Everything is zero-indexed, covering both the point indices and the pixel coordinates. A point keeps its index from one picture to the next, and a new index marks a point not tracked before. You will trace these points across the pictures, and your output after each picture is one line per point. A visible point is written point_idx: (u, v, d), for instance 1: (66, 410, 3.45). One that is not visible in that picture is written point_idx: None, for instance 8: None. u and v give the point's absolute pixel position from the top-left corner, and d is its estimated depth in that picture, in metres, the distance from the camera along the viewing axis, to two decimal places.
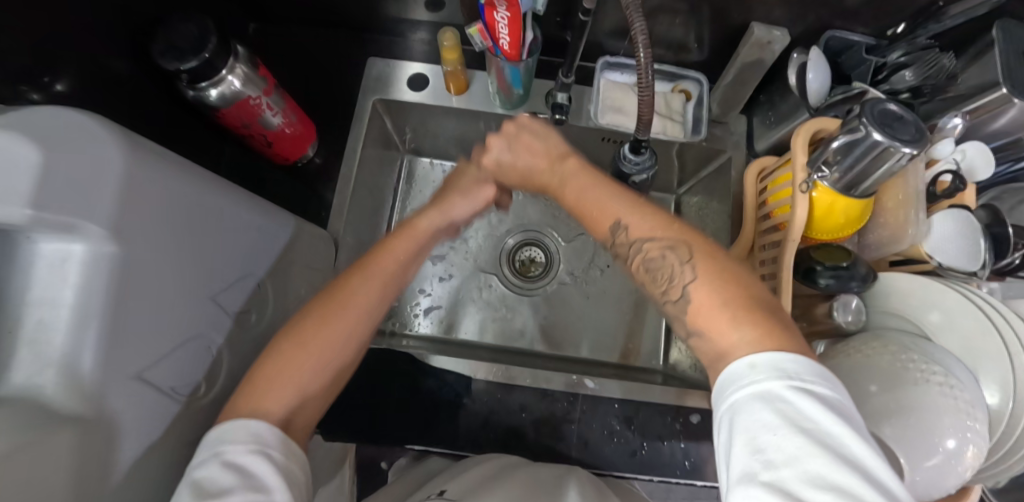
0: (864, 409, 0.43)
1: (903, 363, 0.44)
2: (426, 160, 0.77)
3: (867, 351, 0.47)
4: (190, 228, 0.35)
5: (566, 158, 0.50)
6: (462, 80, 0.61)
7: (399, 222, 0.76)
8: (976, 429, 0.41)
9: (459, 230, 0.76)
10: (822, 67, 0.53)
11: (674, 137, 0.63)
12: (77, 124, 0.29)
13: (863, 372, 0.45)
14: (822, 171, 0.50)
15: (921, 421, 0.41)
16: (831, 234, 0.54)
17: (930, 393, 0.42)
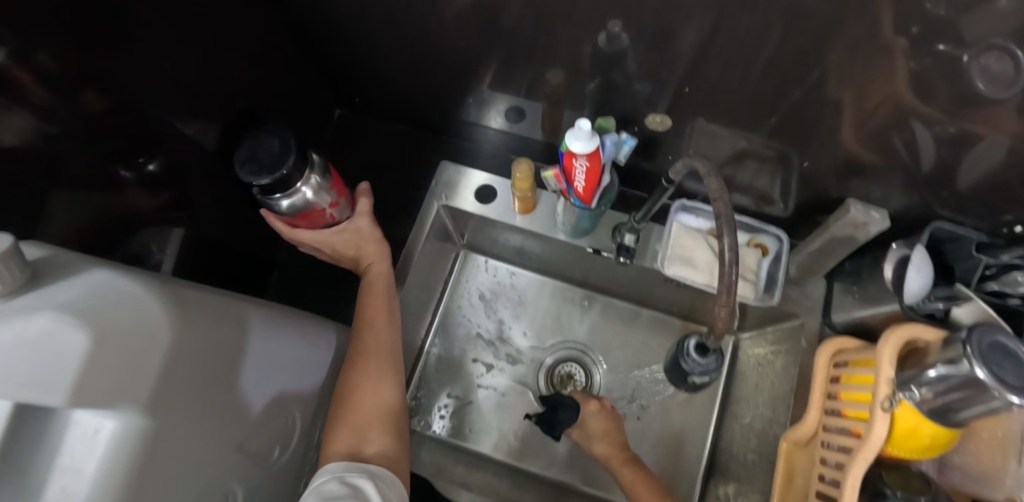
0: None
1: None
2: (482, 259, 0.77)
3: None
4: (221, 383, 0.35)
5: (631, 454, 0.57)
6: (529, 203, 0.60)
7: (443, 316, 0.75)
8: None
9: (499, 334, 0.75)
10: (926, 269, 0.48)
11: (742, 296, 0.59)
12: (129, 293, 0.30)
13: None
14: (910, 391, 0.44)
15: None
16: (909, 454, 0.47)
17: None
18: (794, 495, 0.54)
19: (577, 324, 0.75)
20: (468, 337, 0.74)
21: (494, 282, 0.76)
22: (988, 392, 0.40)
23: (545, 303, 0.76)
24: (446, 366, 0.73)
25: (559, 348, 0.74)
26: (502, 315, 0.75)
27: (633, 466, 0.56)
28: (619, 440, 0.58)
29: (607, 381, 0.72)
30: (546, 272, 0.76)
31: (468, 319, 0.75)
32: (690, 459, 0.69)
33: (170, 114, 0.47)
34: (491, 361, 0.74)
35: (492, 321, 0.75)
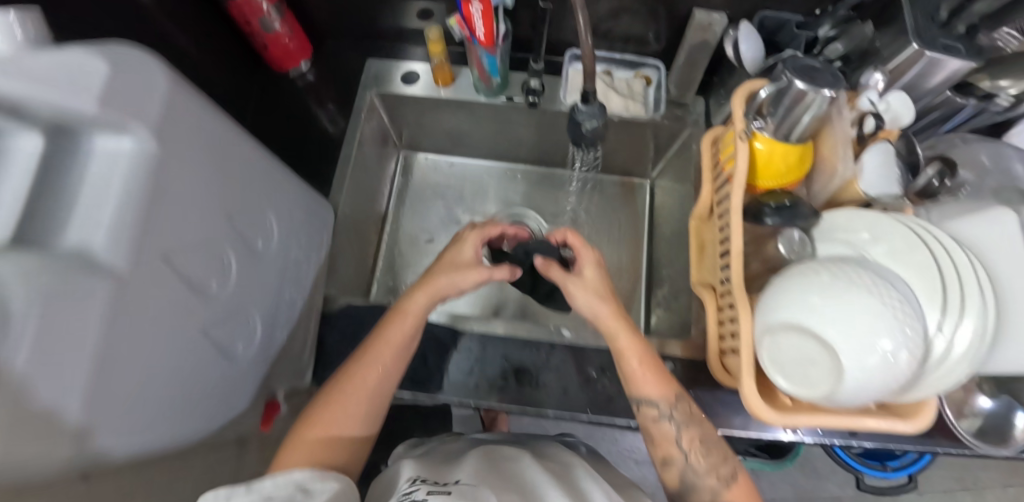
0: (815, 314, 0.48)
1: (856, 278, 0.48)
2: (421, 156, 0.87)
3: (819, 267, 0.51)
4: (212, 155, 0.42)
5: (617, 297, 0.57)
6: (446, 74, 0.71)
7: (396, 211, 0.85)
8: (911, 335, 0.46)
9: (449, 215, 0.85)
10: (753, 38, 0.61)
11: (636, 114, 0.71)
12: (126, 52, 0.36)
13: (806, 284, 0.49)
14: (759, 122, 0.58)
15: (855, 321, 0.46)
16: (776, 180, 0.59)
17: (868, 295, 0.47)
18: (709, 256, 0.65)
19: (516, 195, 0.87)
20: (423, 223, 0.84)
21: (439, 173, 0.87)
22: (808, 95, 0.53)
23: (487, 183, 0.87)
24: (406, 252, 0.83)
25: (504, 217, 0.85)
26: (450, 198, 0.86)
27: (603, 298, 0.56)
28: (601, 287, 0.57)
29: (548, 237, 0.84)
30: (481, 156, 0.87)
31: (419, 206, 0.85)
32: (626, 280, 0.82)
33: (104, 20, 0.52)
34: None
35: (443, 203, 0.86)
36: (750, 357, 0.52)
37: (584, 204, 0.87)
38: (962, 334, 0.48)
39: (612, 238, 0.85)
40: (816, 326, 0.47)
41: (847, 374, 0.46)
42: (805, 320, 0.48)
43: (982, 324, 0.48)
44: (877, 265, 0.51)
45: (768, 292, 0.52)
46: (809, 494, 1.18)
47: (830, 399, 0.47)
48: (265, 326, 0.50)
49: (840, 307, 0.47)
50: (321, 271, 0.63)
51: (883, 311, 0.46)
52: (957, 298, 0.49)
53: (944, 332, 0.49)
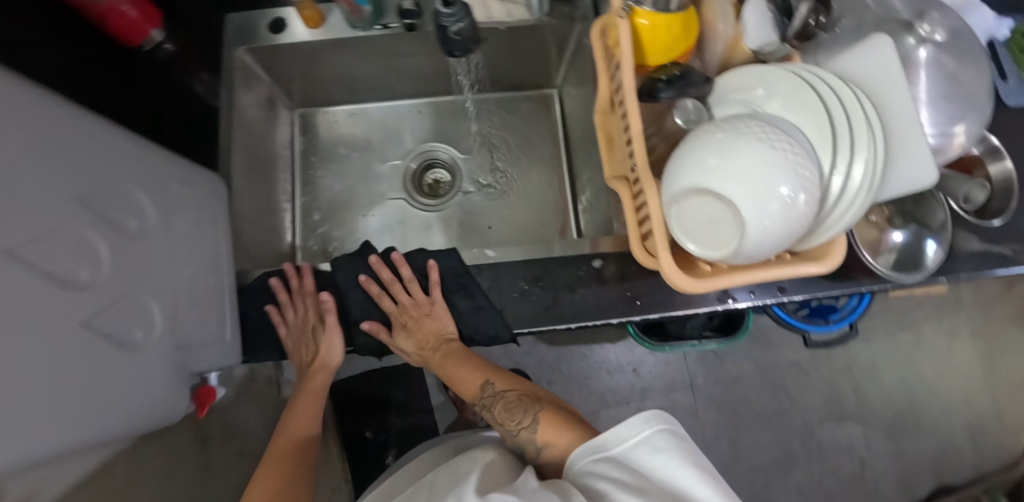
0: (718, 176, 0.47)
1: (756, 134, 0.47)
2: (320, 111, 0.83)
3: (723, 128, 0.49)
4: (44, 135, 0.37)
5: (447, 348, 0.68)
6: (316, 13, 0.66)
7: (304, 172, 0.81)
8: (804, 175, 0.46)
9: (361, 166, 0.83)
10: None
11: (519, 19, 0.68)
12: None
13: (708, 149, 0.48)
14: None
15: (757, 174, 0.46)
16: (666, 53, 0.57)
17: (767, 148, 0.46)
18: (615, 146, 0.64)
19: (422, 131, 0.84)
20: (333, 179, 0.82)
21: (339, 125, 0.83)
22: None
23: (394, 124, 0.84)
24: (324, 212, 0.80)
25: (419, 157, 0.84)
26: (358, 146, 0.83)
27: (419, 340, 0.67)
28: (417, 307, 0.67)
29: (467, 167, 0.83)
30: (381, 98, 0.83)
31: (327, 164, 0.82)
32: (550, 194, 0.82)
33: None
34: (374, 188, 0.82)
35: (354, 154, 0.83)
36: (664, 231, 0.52)
37: (495, 124, 0.85)
38: (855, 173, 0.49)
39: (529, 155, 0.84)
40: (715, 188, 0.47)
41: (751, 227, 0.46)
42: (711, 185, 0.47)
43: (874, 161, 0.49)
44: (774, 118, 0.50)
45: (669, 165, 0.52)
46: (769, 360, 1.27)
47: (743, 252, 0.48)
48: (163, 307, 0.48)
49: (733, 165, 0.47)
50: (225, 245, 0.60)
51: (774, 160, 0.46)
52: (843, 133, 0.49)
53: (840, 169, 0.49)
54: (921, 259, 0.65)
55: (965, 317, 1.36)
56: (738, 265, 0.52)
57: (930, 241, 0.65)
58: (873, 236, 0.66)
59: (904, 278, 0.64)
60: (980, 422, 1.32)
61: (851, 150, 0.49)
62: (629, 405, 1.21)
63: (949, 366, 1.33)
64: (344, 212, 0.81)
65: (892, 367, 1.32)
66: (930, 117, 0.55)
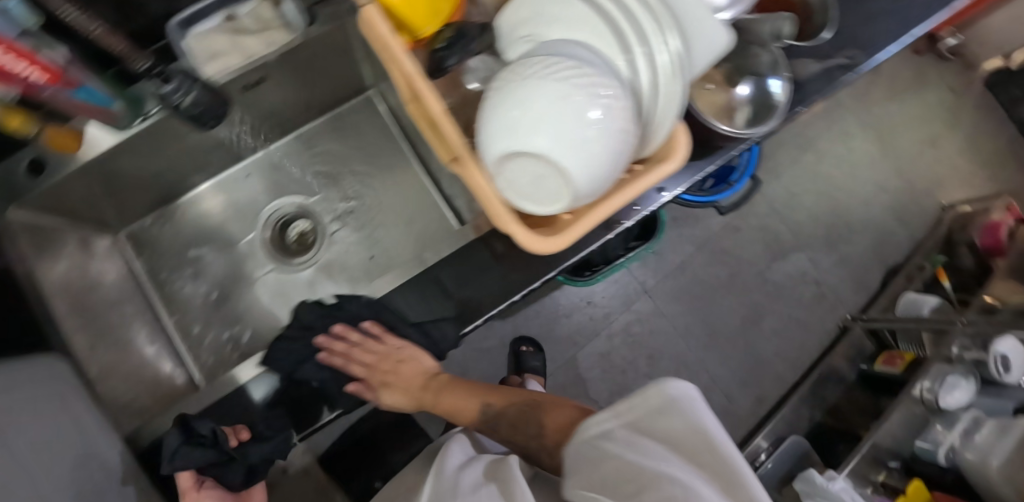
0: (521, 133, 0.40)
1: (538, 72, 0.40)
2: (144, 222, 0.74)
3: (507, 78, 0.42)
4: None
5: (433, 384, 0.75)
6: (69, 137, 0.56)
7: (162, 292, 0.73)
8: (605, 93, 0.39)
9: (217, 256, 0.75)
10: None
11: (287, 42, 0.60)
12: None
13: (499, 109, 0.41)
14: None
15: (554, 115, 0.39)
16: (434, 20, 0.51)
17: (553, 83, 0.39)
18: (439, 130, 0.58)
19: (259, 194, 0.78)
20: (192, 285, 0.74)
21: (172, 227, 0.75)
22: None
23: (228, 200, 0.77)
24: (203, 322, 0.73)
25: (269, 220, 0.78)
26: (205, 240, 0.76)
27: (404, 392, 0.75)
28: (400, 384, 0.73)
29: (321, 207, 0.79)
30: (200, 181, 0.75)
31: (180, 273, 0.74)
32: (416, 196, 0.77)
33: None
34: (241, 274, 0.75)
35: (205, 249, 0.75)
36: (505, 211, 0.45)
37: (329, 153, 0.79)
38: (661, 60, 0.42)
39: (376, 168, 0.78)
40: (523, 149, 0.40)
41: (576, 177, 0.40)
42: (517, 147, 0.40)
43: (672, 39, 0.42)
44: (558, 44, 0.44)
45: (476, 141, 0.45)
46: (704, 235, 1.31)
47: (584, 198, 0.42)
48: None
49: (529, 116, 0.40)
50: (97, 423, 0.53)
51: (568, 93, 0.39)
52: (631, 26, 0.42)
53: (643, 64, 0.42)
54: (772, 100, 0.65)
55: (852, 115, 1.44)
56: (591, 205, 0.46)
57: (774, 79, 0.65)
58: (721, 101, 0.66)
59: (764, 127, 0.64)
60: (896, 199, 1.43)
61: (648, 39, 0.42)
62: (601, 336, 1.24)
63: (855, 164, 1.42)
64: (222, 314, 0.74)
65: (809, 188, 1.39)
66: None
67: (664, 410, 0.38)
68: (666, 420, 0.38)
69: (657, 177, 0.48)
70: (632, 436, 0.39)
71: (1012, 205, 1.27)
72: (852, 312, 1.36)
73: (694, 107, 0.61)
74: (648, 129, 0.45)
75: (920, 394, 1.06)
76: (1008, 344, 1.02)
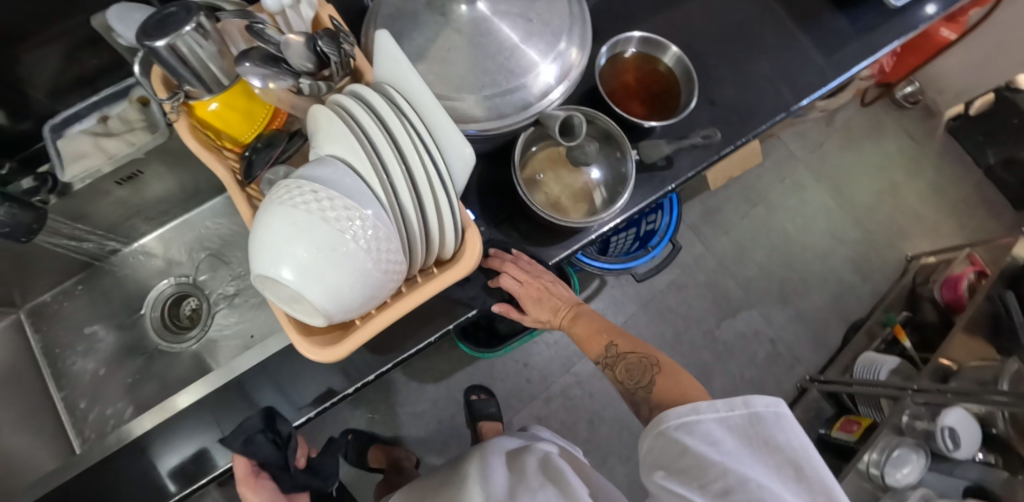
0: (271, 260, 0.40)
1: (286, 200, 0.40)
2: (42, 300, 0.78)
3: (267, 201, 0.42)
4: None
5: (571, 311, 0.73)
6: None
7: (52, 367, 0.77)
8: (348, 225, 0.40)
9: (111, 331, 0.79)
10: (127, 16, 0.53)
11: (147, 142, 0.65)
12: None
13: (254, 235, 0.42)
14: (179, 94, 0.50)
15: (297, 247, 0.39)
16: (252, 126, 0.54)
17: (297, 214, 0.39)
18: None
19: (157, 271, 0.82)
20: (82, 360, 0.77)
21: (68, 303, 0.79)
22: (165, 59, 0.45)
23: (127, 277, 0.81)
24: (88, 396, 0.76)
25: (161, 300, 0.81)
26: (100, 315, 0.79)
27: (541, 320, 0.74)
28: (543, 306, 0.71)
29: (210, 285, 0.83)
30: (98, 260, 0.79)
31: (72, 349, 0.78)
32: None
33: None
34: (131, 349, 0.79)
35: (100, 325, 0.79)
36: (288, 321, 0.47)
37: (223, 231, 0.82)
38: (420, 182, 0.43)
39: None
40: (268, 273, 0.41)
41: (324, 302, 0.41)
42: (269, 272, 0.41)
43: (430, 163, 0.43)
44: (320, 161, 0.43)
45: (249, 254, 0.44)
46: (647, 292, 1.29)
47: (340, 312, 0.43)
48: None
49: (270, 244, 0.40)
50: None
51: (301, 222, 0.39)
52: (382, 144, 0.42)
53: (406, 186, 0.43)
54: (626, 174, 0.61)
55: (803, 168, 1.40)
56: (373, 312, 0.47)
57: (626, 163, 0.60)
58: (575, 184, 0.62)
59: (618, 202, 0.59)
60: (856, 251, 1.37)
61: (407, 162, 0.43)
62: (537, 398, 1.20)
63: (810, 216, 1.38)
64: (109, 388, 0.76)
65: (761, 241, 1.35)
66: (535, 51, 0.53)
67: (751, 422, 0.46)
68: (755, 430, 0.46)
69: (446, 278, 0.49)
70: (724, 431, 0.46)
71: (975, 257, 1.20)
72: (811, 372, 1.29)
73: (529, 202, 0.57)
74: (419, 239, 0.45)
75: (866, 468, 0.97)
76: (955, 416, 0.95)
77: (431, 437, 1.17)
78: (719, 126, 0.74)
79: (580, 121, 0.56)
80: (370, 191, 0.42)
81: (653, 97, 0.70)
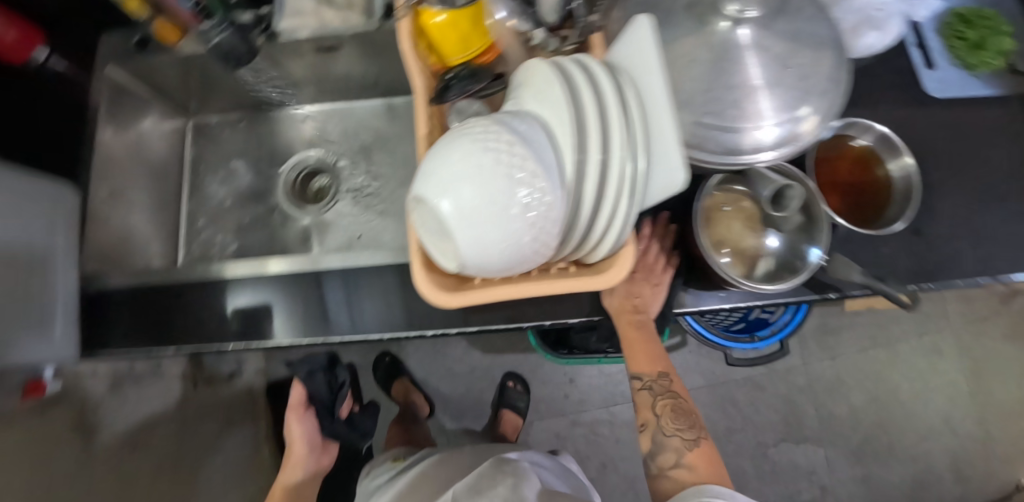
0: (436, 189, 0.39)
1: (476, 139, 0.39)
2: (211, 120, 0.86)
3: (454, 132, 0.41)
4: None
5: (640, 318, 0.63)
6: (172, 29, 0.66)
7: (193, 180, 0.84)
8: (525, 188, 0.38)
9: (248, 173, 0.85)
10: None
11: (358, 26, 0.67)
12: None
13: (428, 159, 0.41)
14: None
15: (468, 188, 0.38)
16: (464, 52, 0.53)
17: (482, 157, 0.38)
18: None
19: (306, 138, 0.86)
20: (217, 186, 0.84)
21: (227, 134, 0.86)
22: None
23: (279, 133, 0.86)
24: (207, 217, 0.83)
25: (298, 167, 0.86)
26: (247, 155, 0.86)
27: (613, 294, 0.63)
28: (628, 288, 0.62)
29: (345, 173, 0.85)
30: (265, 107, 0.85)
31: (212, 173, 0.85)
32: None
33: None
34: (257, 196, 0.84)
35: (243, 163, 0.85)
36: (416, 250, 0.46)
37: (375, 130, 0.85)
38: (608, 177, 0.40)
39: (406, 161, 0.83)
40: (428, 199, 0.40)
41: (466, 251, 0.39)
42: (429, 199, 0.39)
43: (628, 163, 0.40)
44: (521, 115, 0.42)
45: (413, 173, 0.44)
46: (718, 374, 1.20)
47: (473, 266, 0.41)
48: None
49: (443, 174, 0.39)
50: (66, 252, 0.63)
51: (485, 167, 0.37)
52: (594, 133, 0.40)
53: (592, 176, 0.40)
54: (802, 261, 0.55)
55: (951, 332, 1.22)
56: (498, 279, 0.46)
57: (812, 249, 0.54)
58: (743, 242, 0.58)
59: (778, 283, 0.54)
60: (966, 448, 1.19)
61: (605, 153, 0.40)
62: (564, 416, 1.17)
63: (932, 386, 1.20)
64: (228, 220, 0.83)
65: (864, 385, 1.20)
66: (772, 103, 0.48)
67: None
68: None
69: (577, 281, 0.46)
70: None
71: None
72: None
73: (697, 233, 0.55)
74: (574, 237, 0.43)
75: None
76: None
77: (454, 398, 1.18)
78: (911, 259, 0.64)
79: (795, 194, 0.54)
80: (557, 165, 0.40)
81: (853, 198, 0.63)
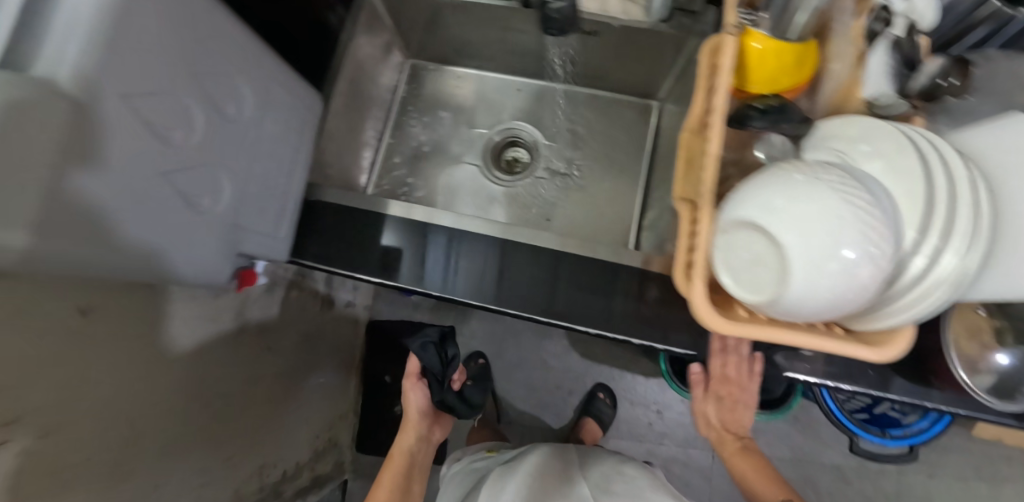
0: (782, 221, 0.40)
1: (833, 185, 0.40)
2: (429, 65, 0.90)
3: (800, 171, 0.42)
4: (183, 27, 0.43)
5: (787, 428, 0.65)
6: None
7: (399, 116, 0.89)
8: (876, 245, 0.39)
9: (450, 124, 0.88)
10: None
11: (637, 20, 0.67)
12: None
13: (769, 189, 0.42)
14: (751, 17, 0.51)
15: (823, 229, 0.39)
16: (770, 84, 0.53)
17: (840, 204, 0.39)
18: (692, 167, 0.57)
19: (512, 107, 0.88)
20: (420, 128, 0.88)
21: (441, 82, 0.89)
22: None
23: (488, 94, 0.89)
24: (405, 155, 0.87)
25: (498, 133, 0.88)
26: (453, 106, 0.89)
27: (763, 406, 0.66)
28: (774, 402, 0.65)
29: (546, 152, 0.86)
30: (484, 67, 0.88)
31: (418, 115, 0.88)
32: (620, 200, 0.81)
33: None
34: (454, 147, 0.87)
35: (448, 113, 0.89)
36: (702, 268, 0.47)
37: (581, 118, 0.87)
38: (938, 256, 0.42)
39: (607, 156, 0.84)
40: (767, 227, 0.41)
41: (797, 287, 0.40)
42: (770, 227, 0.41)
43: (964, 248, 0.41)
44: (863, 175, 0.44)
45: (731, 196, 0.45)
46: (806, 453, 1.16)
47: (785, 304, 0.42)
48: (236, 190, 0.54)
49: (794, 209, 0.40)
50: (304, 156, 0.65)
51: (846, 214, 0.39)
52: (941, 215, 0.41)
53: (924, 250, 0.42)
54: None
55: None
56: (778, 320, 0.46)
57: None
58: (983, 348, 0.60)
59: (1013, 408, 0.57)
60: None
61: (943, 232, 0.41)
62: (642, 444, 1.16)
63: None
64: (422, 163, 0.87)
65: None
66: None
67: None
68: None
69: (856, 346, 0.45)
70: None
71: None
72: None
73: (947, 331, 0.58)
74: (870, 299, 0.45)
75: None
76: None
77: (540, 388, 1.21)
78: None
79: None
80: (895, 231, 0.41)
81: None
